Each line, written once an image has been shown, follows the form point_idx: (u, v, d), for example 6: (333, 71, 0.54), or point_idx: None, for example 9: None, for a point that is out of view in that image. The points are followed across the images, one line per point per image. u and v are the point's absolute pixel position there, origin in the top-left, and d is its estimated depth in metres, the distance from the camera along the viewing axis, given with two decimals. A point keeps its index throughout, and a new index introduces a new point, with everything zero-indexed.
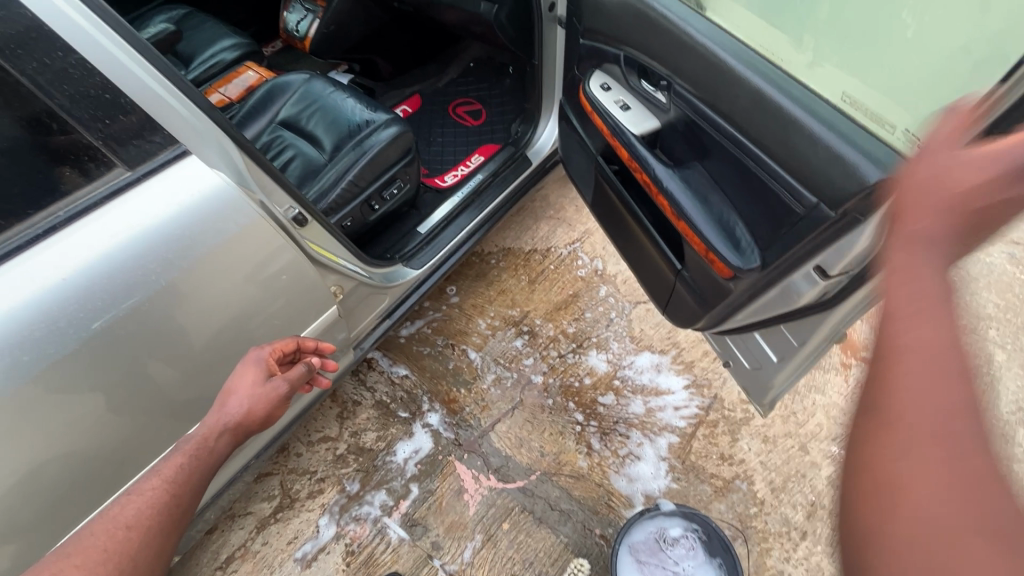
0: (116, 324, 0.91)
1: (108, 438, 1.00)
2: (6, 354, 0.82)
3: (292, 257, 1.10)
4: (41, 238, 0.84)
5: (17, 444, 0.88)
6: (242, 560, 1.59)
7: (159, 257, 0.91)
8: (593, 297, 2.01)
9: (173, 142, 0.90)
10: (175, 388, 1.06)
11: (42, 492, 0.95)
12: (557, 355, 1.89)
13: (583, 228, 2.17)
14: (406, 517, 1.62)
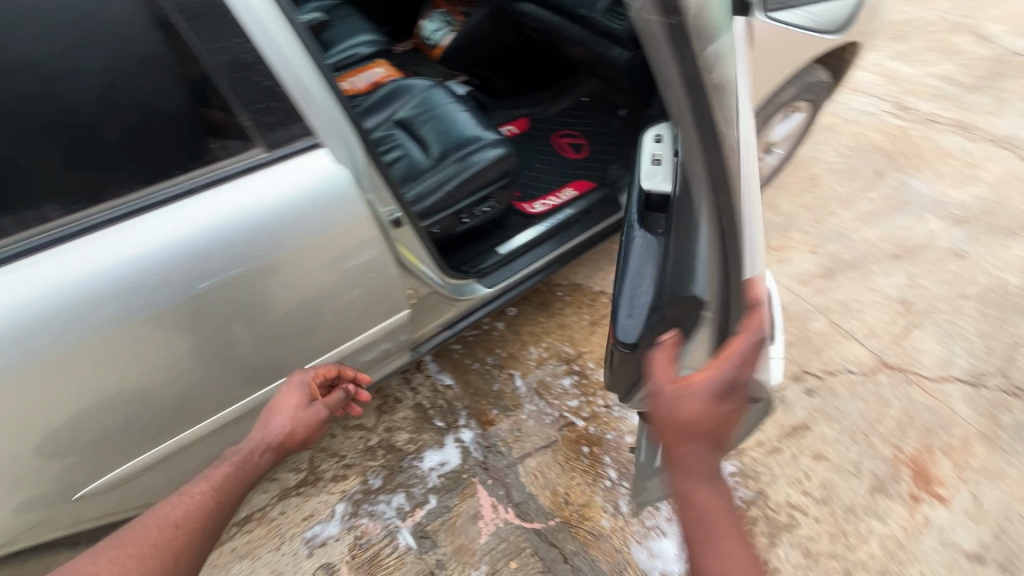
0: (217, 287, 0.97)
1: (179, 388, 1.06)
2: (118, 293, 0.89)
3: (379, 251, 1.13)
4: (173, 197, 0.91)
5: (97, 373, 0.94)
6: (258, 522, 1.64)
7: (268, 234, 0.97)
8: None
9: (310, 134, 0.97)
10: (247, 353, 1.11)
11: (105, 422, 1.01)
12: (603, 404, 1.84)
13: None
14: (418, 526, 1.61)
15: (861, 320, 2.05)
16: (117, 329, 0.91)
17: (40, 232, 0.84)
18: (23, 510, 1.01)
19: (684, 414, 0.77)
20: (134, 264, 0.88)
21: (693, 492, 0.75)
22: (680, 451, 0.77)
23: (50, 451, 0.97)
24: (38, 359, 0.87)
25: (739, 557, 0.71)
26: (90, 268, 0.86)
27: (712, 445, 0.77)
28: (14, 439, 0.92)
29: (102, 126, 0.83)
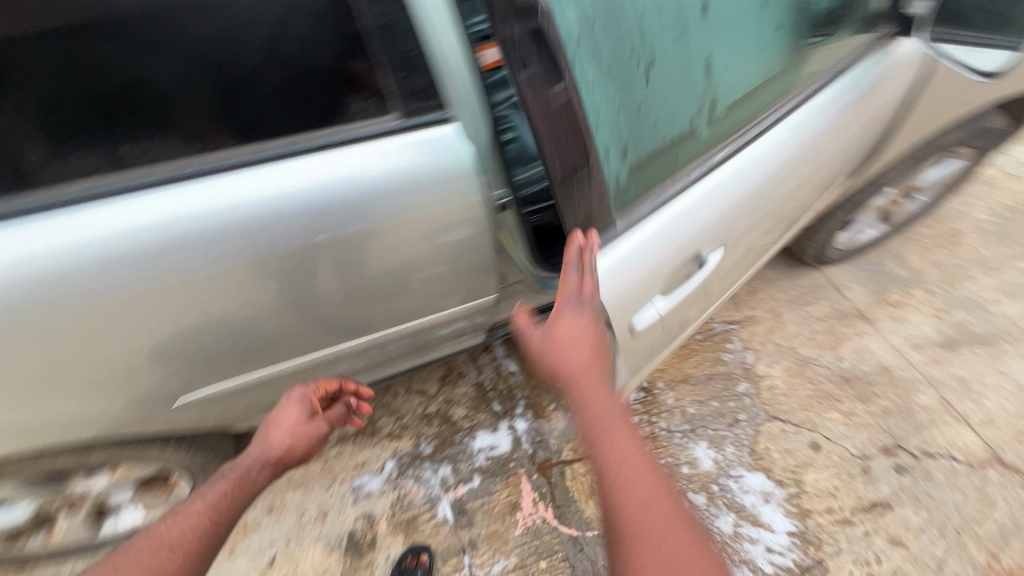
0: (328, 240, 1.02)
1: (275, 327, 1.13)
2: (245, 231, 0.95)
3: (473, 233, 1.15)
4: (304, 150, 0.96)
5: (207, 297, 1.01)
6: (315, 458, 1.74)
7: (383, 198, 1.01)
8: (730, 387, 1.88)
9: (444, 108, 1.00)
10: (337, 304, 1.16)
11: (204, 341, 1.08)
12: (664, 428, 1.79)
13: (747, 313, 2.06)
14: (458, 501, 1.64)
15: (979, 405, 1.81)
16: (233, 262, 0.98)
17: (186, 162, 0.92)
18: (127, 407, 1.12)
19: (562, 334, 0.94)
20: (258, 206, 0.95)
21: (582, 378, 0.91)
22: (563, 350, 0.94)
23: (159, 359, 1.06)
24: (163, 277, 0.95)
25: (632, 441, 0.82)
26: (221, 203, 0.93)
27: (594, 357, 0.94)
28: (132, 344, 1.01)
29: (263, 75, 0.88)
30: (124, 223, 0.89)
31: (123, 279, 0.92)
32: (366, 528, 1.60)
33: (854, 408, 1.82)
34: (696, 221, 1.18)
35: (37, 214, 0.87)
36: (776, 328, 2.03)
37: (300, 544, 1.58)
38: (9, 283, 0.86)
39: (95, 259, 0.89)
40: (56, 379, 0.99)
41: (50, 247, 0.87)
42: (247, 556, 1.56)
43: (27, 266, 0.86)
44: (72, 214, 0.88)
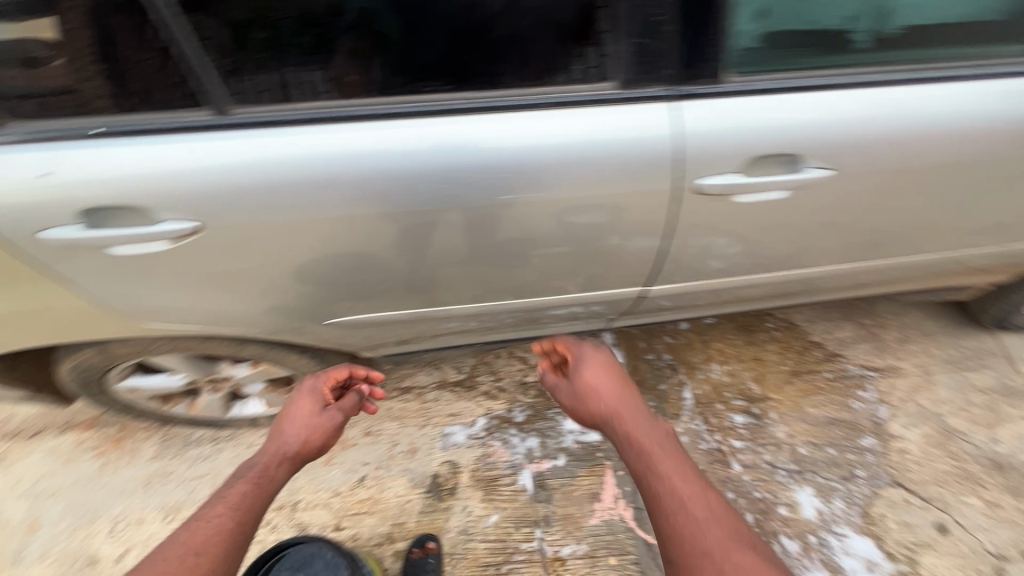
0: (475, 201, 1.01)
1: (413, 277, 1.15)
2: (411, 177, 0.97)
3: (602, 220, 1.09)
4: (492, 107, 0.96)
5: (341, 232, 1.02)
6: (414, 396, 1.82)
7: (554, 167, 0.99)
8: (853, 438, 1.70)
9: (664, 84, 0.98)
10: (450, 266, 1.14)
11: (338, 275, 1.11)
12: (768, 461, 1.66)
13: (891, 363, 1.83)
14: (539, 475, 1.65)
15: None
16: (392, 207, 0.99)
17: (402, 100, 0.94)
18: (261, 318, 1.17)
19: (587, 375, 1.05)
20: (431, 156, 0.96)
21: (615, 408, 0.98)
22: (592, 389, 1.02)
23: (302, 282, 1.11)
24: (332, 207, 0.97)
25: (678, 466, 0.86)
26: (407, 145, 0.95)
27: (622, 388, 1.02)
28: (290, 263, 1.06)
29: (499, 24, 0.89)
30: (320, 148, 0.93)
31: (302, 201, 0.96)
32: (450, 475, 1.66)
33: (1001, 499, 1.58)
34: (812, 118, 1.03)
35: (258, 127, 0.92)
36: (923, 388, 1.78)
37: (389, 472, 1.67)
38: (216, 186, 0.92)
39: (288, 178, 0.93)
40: (225, 280, 1.06)
41: (256, 160, 0.92)
42: (341, 469, 1.68)
43: (235, 173, 0.92)
44: (284, 132, 0.93)
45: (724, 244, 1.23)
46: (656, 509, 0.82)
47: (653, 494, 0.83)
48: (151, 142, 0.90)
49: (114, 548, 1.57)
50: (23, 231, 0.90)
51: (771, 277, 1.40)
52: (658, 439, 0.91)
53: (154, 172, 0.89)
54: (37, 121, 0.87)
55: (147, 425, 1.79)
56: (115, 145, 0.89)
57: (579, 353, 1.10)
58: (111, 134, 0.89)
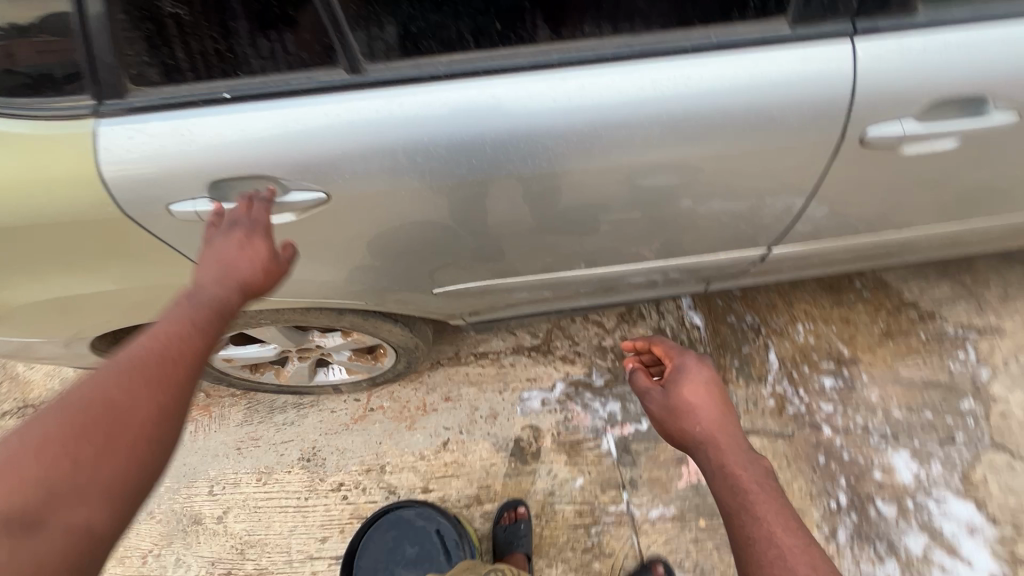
0: (570, 162, 0.93)
1: (518, 242, 1.10)
2: (550, 139, 0.90)
3: (676, 181, 1.00)
4: (635, 56, 0.88)
5: (423, 202, 0.96)
6: (490, 361, 1.80)
7: (669, 117, 0.90)
8: (953, 402, 1.62)
9: (840, 21, 0.88)
10: (520, 233, 1.08)
11: (427, 242, 1.06)
12: (860, 424, 1.61)
13: (994, 322, 1.72)
14: (623, 440, 1.64)
15: None
16: (508, 171, 0.93)
17: (553, 48, 0.87)
18: (362, 288, 1.14)
19: (683, 398, 0.93)
20: (561, 115, 0.88)
21: (710, 439, 0.87)
22: (687, 415, 0.91)
23: (410, 250, 1.07)
24: (452, 174, 0.92)
25: (778, 510, 0.76)
26: (545, 102, 0.88)
27: (722, 417, 0.90)
28: (401, 232, 1.02)
29: None
30: (454, 107, 0.87)
31: (424, 167, 0.90)
32: (532, 440, 1.66)
33: None
34: (978, 57, 0.90)
35: (390, 85, 0.86)
36: None
37: (471, 436, 1.68)
38: (342, 152, 0.87)
39: (414, 141, 0.88)
40: (337, 250, 1.03)
41: (384, 123, 0.86)
42: (424, 434, 1.70)
43: (363, 138, 0.86)
44: (422, 89, 0.86)
45: (813, 207, 1.14)
46: (747, 552, 0.74)
47: (747, 536, 0.75)
48: (278, 106, 0.85)
49: (215, 508, 1.66)
50: (150, 204, 0.88)
51: (876, 237, 1.29)
52: (760, 480, 0.81)
53: (283, 138, 0.85)
54: (162, 87, 0.83)
55: (231, 392, 1.83)
56: (242, 110, 0.85)
57: (679, 364, 0.99)
58: (236, 98, 0.85)
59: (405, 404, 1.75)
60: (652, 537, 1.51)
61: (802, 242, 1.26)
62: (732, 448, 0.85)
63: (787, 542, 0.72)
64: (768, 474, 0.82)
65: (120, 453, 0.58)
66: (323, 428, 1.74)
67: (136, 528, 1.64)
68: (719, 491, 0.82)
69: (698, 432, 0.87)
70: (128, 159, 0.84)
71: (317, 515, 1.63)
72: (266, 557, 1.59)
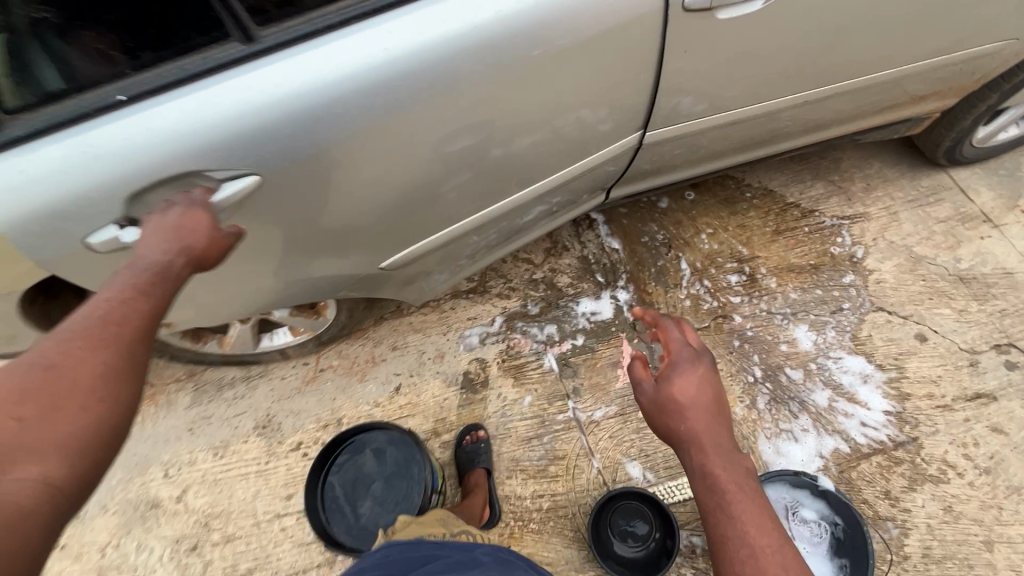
0: (475, 77, 1.05)
1: (445, 178, 1.20)
2: (455, 58, 1.01)
3: (475, 141, 1.16)
4: None
5: (353, 151, 1.04)
6: (431, 308, 1.89)
7: (550, 34, 1.06)
8: (836, 277, 1.87)
9: None
10: (443, 168, 1.18)
11: (363, 196, 1.14)
12: (765, 309, 1.82)
13: (861, 209, 2.00)
14: (562, 356, 1.77)
15: None
16: (423, 99, 1.03)
17: None
18: (308, 254, 1.21)
19: (675, 394, 1.04)
20: (443, 39, 0.99)
21: (701, 439, 0.98)
22: (681, 412, 1.02)
23: (338, 207, 1.14)
24: (358, 114, 1.00)
25: (757, 508, 0.89)
26: (438, 30, 0.99)
27: (711, 417, 1.01)
28: (327, 188, 1.09)
29: None
30: (355, 50, 0.96)
31: (333, 114, 0.98)
32: (479, 370, 1.77)
33: (968, 305, 1.79)
34: None
35: (286, 45, 0.95)
36: (891, 226, 1.95)
37: (422, 377, 1.77)
38: (253, 122, 0.94)
39: (317, 90, 0.95)
40: (267, 222, 1.08)
41: (287, 82, 0.94)
42: (377, 383, 1.77)
43: (274, 101, 0.94)
44: (321, 43, 0.96)
45: (690, 103, 1.37)
46: (724, 542, 0.89)
47: (722, 532, 0.90)
48: (181, 94, 0.92)
49: (173, 489, 1.65)
50: (69, 226, 0.93)
51: (738, 113, 1.47)
52: (738, 479, 0.94)
53: (187, 131, 0.91)
54: (44, 106, 0.88)
55: (176, 378, 1.82)
56: (138, 109, 0.90)
57: (675, 359, 1.08)
58: (133, 98, 0.90)
59: (354, 359, 1.81)
60: (600, 434, 1.65)
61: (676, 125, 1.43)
62: (720, 446, 0.97)
63: (759, 538, 0.86)
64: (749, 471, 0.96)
65: (67, 412, 0.68)
66: (276, 395, 1.77)
67: (91, 523, 1.61)
68: (704, 489, 0.94)
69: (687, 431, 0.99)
70: (34, 190, 0.88)
71: (280, 475, 1.66)
72: (232, 524, 1.60)
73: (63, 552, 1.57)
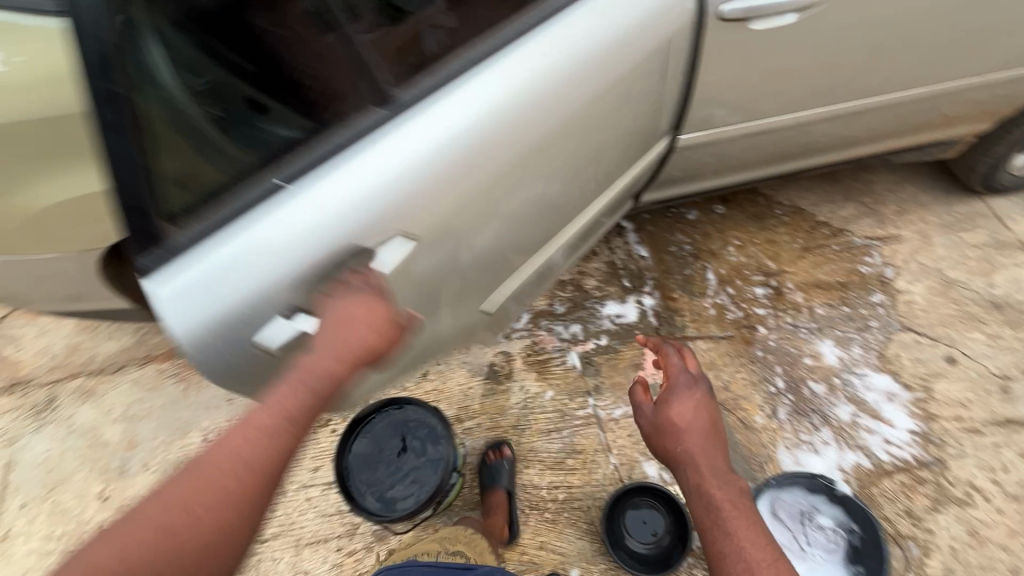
0: (568, 115, 1.12)
1: (525, 222, 1.23)
2: (553, 100, 1.08)
3: (521, 206, 1.18)
4: (598, 25, 1.10)
5: (469, 207, 1.06)
6: None
7: (621, 63, 1.15)
8: (865, 296, 1.87)
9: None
10: (525, 211, 1.21)
11: (466, 255, 1.13)
12: (790, 322, 1.84)
13: (893, 231, 2.00)
14: (585, 354, 1.82)
15: None
16: (528, 143, 1.08)
17: (530, 32, 1.06)
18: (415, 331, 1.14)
19: (673, 417, 1.07)
20: (544, 86, 1.06)
21: (696, 459, 1.02)
22: (676, 435, 1.05)
23: (460, 263, 1.13)
24: (474, 168, 1.02)
25: (749, 522, 0.94)
26: (544, 76, 1.06)
27: (709, 440, 1.04)
28: (454, 247, 1.09)
29: None
30: (478, 105, 1.00)
31: (457, 169, 1.01)
32: (504, 363, 1.82)
33: (1001, 331, 1.77)
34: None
35: (420, 106, 0.98)
36: (923, 249, 1.95)
37: (448, 365, 1.84)
38: (396, 186, 0.95)
39: (447, 147, 0.98)
40: (415, 283, 1.06)
41: (424, 142, 0.97)
42: None
43: (413, 163, 0.96)
44: (447, 102, 0.99)
45: (724, 115, 1.45)
46: (721, 557, 0.92)
47: (719, 550, 0.93)
48: (336, 170, 0.93)
49: None
50: (239, 329, 0.91)
51: (770, 122, 1.53)
52: (732, 499, 0.98)
53: (346, 207, 0.92)
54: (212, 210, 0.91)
55: None
56: (294, 193, 0.91)
57: (673, 384, 1.11)
58: (288, 181, 0.93)
59: None
60: (618, 432, 1.68)
61: (708, 131, 1.49)
62: (712, 465, 1.01)
63: (751, 550, 0.91)
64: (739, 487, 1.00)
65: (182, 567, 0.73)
66: None
67: (133, 479, 1.72)
68: (699, 506, 0.98)
69: (683, 453, 1.02)
70: (208, 306, 0.87)
71: (309, 448, 1.74)
72: None
73: (106, 502, 1.69)
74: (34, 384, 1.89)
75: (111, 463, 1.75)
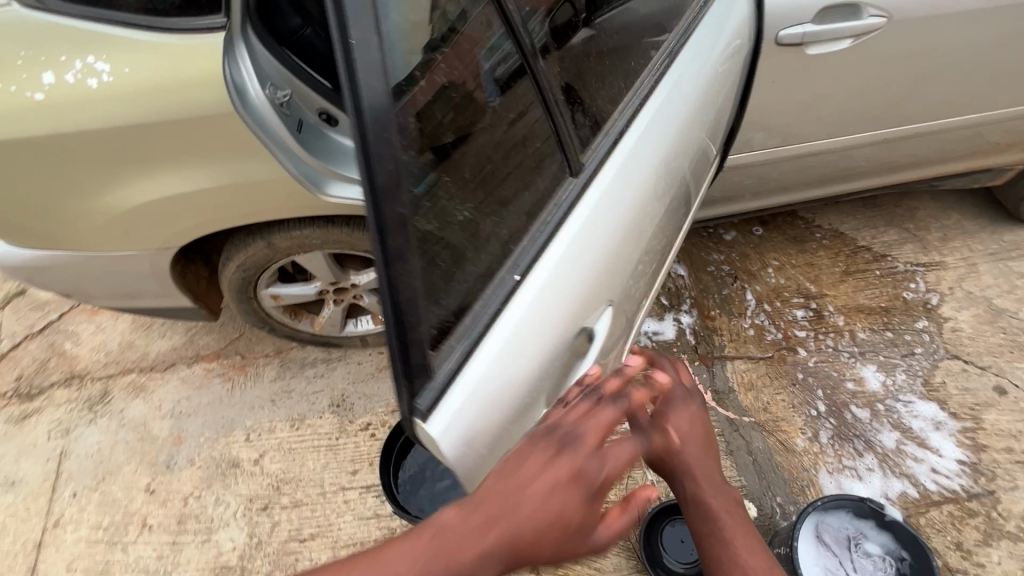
0: (691, 154, 1.12)
1: (657, 270, 1.17)
2: (685, 141, 1.08)
3: (658, 253, 1.11)
4: (708, 67, 1.13)
5: (638, 261, 0.99)
6: None
7: (717, 99, 1.18)
8: (909, 322, 1.85)
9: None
10: (658, 262, 1.14)
11: (632, 316, 1.04)
12: (831, 345, 1.82)
13: (937, 258, 1.98)
14: None
15: None
16: (670, 185, 1.06)
17: (656, 80, 1.07)
18: None
19: (670, 431, 0.87)
20: (680, 128, 1.05)
21: (690, 472, 0.86)
22: (667, 449, 0.86)
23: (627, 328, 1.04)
24: (644, 217, 0.97)
25: (750, 541, 0.84)
26: (681, 120, 1.06)
27: (705, 452, 0.88)
28: (627, 309, 0.99)
29: None
30: (643, 151, 0.97)
31: (638, 224, 0.95)
32: None
33: None
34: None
35: (603, 161, 0.94)
36: (969, 276, 1.93)
37: None
38: (604, 250, 0.87)
39: (630, 198, 0.93)
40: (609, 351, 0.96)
41: (616, 198, 0.90)
42: None
43: (612, 220, 0.89)
44: (620, 154, 0.94)
45: (763, 138, 1.50)
46: None
47: (722, 569, 0.83)
48: (560, 244, 0.82)
49: (252, 452, 1.80)
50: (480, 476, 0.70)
51: (816, 145, 1.55)
52: (731, 513, 0.87)
53: (577, 279, 0.82)
54: (460, 322, 0.73)
55: (265, 353, 2.01)
56: (539, 281, 0.78)
57: (666, 391, 0.90)
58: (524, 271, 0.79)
59: None
60: None
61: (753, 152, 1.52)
62: (705, 479, 0.87)
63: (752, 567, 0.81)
64: (733, 500, 0.88)
65: None
66: (351, 378, 1.92)
67: (178, 474, 1.77)
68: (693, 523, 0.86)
69: (682, 468, 0.86)
70: (477, 441, 0.69)
71: (348, 451, 1.78)
72: (301, 490, 1.72)
73: (153, 494, 1.74)
74: (89, 377, 1.97)
75: (159, 457, 1.81)
